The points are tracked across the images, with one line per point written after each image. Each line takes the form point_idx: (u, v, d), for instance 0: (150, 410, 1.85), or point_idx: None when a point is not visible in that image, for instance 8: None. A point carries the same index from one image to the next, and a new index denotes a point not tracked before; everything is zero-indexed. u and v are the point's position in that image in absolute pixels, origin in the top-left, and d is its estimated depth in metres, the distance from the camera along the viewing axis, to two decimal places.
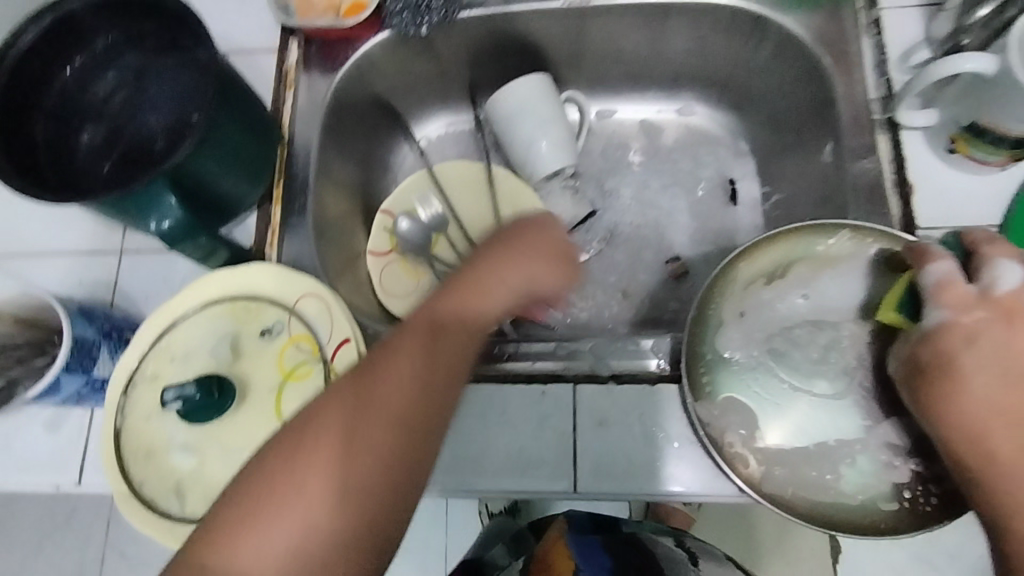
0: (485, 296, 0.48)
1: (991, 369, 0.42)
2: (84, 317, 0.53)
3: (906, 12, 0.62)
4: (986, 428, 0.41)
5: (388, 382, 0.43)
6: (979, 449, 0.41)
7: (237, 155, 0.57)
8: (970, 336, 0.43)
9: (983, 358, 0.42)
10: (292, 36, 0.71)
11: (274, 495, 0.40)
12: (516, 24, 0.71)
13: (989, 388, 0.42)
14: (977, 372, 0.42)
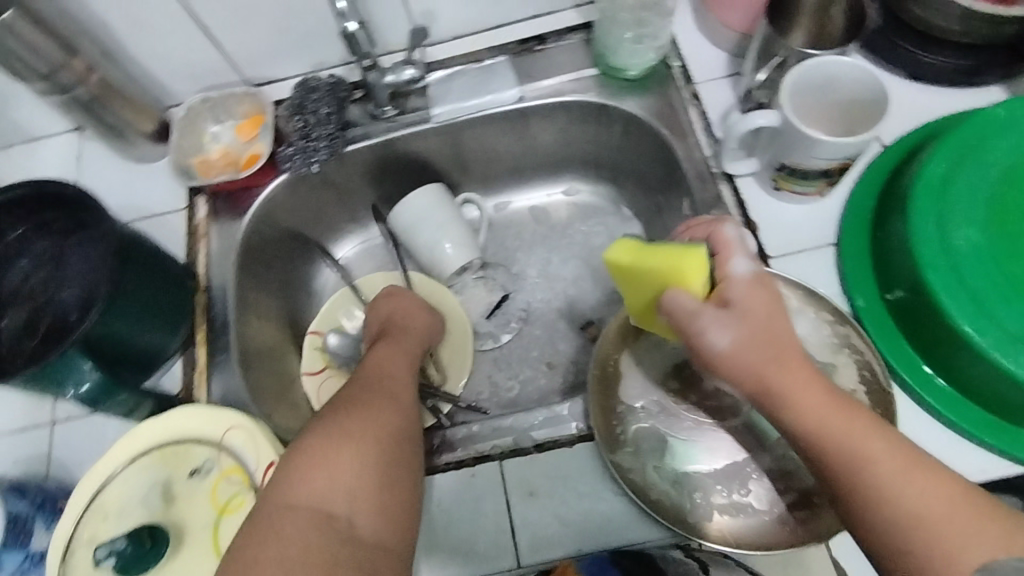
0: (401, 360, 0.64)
1: (766, 354, 0.43)
2: (17, 493, 0.55)
3: (719, 82, 0.73)
4: (790, 407, 0.43)
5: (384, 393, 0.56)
6: (800, 430, 0.43)
7: (147, 311, 0.62)
8: (733, 330, 0.44)
9: (752, 350, 0.44)
10: (198, 195, 0.78)
11: (338, 460, 0.48)
12: (399, 146, 0.80)
13: (776, 368, 0.43)
14: (757, 363, 0.43)
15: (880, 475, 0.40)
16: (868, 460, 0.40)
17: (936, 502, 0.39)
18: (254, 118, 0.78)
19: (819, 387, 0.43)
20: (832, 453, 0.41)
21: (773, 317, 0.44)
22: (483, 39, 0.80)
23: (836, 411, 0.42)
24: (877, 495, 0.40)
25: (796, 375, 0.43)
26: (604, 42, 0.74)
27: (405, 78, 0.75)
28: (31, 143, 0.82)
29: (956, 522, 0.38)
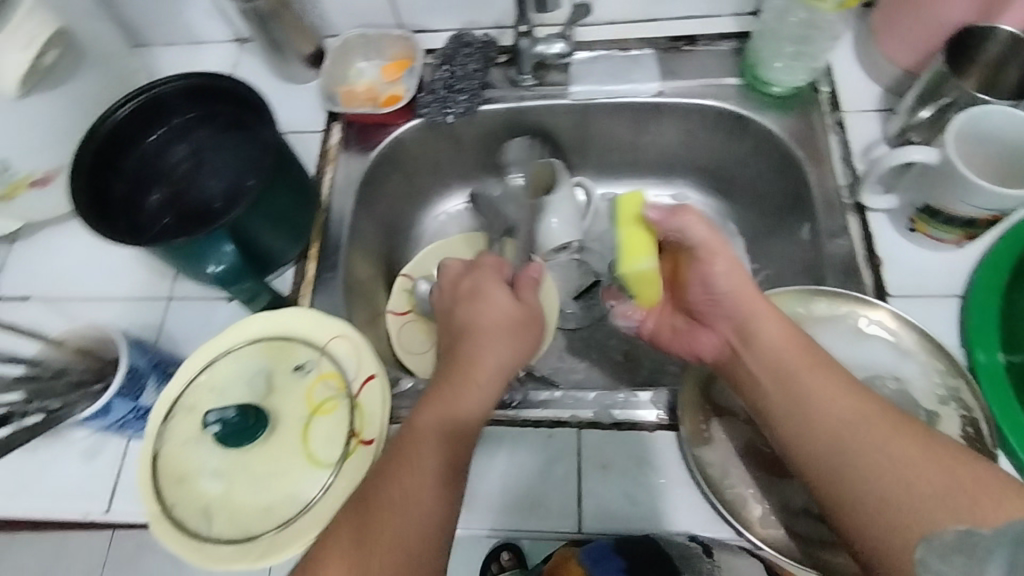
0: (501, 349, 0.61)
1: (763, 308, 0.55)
2: (139, 349, 0.59)
3: (866, 115, 0.72)
4: (804, 380, 0.51)
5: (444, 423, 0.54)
6: (769, 372, 0.53)
7: (284, 217, 0.65)
8: (729, 289, 0.56)
9: (754, 302, 0.55)
10: (335, 121, 0.81)
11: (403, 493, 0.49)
12: (531, 117, 0.82)
13: (770, 322, 0.54)
14: (755, 311, 0.55)
15: (870, 439, 0.46)
16: (877, 436, 0.46)
17: (917, 466, 0.44)
18: (400, 62, 0.81)
19: (825, 364, 0.51)
20: (846, 429, 0.47)
21: (749, 288, 0.56)
22: (634, 30, 0.81)
23: (841, 386, 0.50)
24: (853, 453, 0.46)
25: (797, 342, 0.53)
26: (757, 54, 0.75)
27: (554, 52, 0.76)
28: (194, 44, 0.87)
29: (921, 479, 0.43)
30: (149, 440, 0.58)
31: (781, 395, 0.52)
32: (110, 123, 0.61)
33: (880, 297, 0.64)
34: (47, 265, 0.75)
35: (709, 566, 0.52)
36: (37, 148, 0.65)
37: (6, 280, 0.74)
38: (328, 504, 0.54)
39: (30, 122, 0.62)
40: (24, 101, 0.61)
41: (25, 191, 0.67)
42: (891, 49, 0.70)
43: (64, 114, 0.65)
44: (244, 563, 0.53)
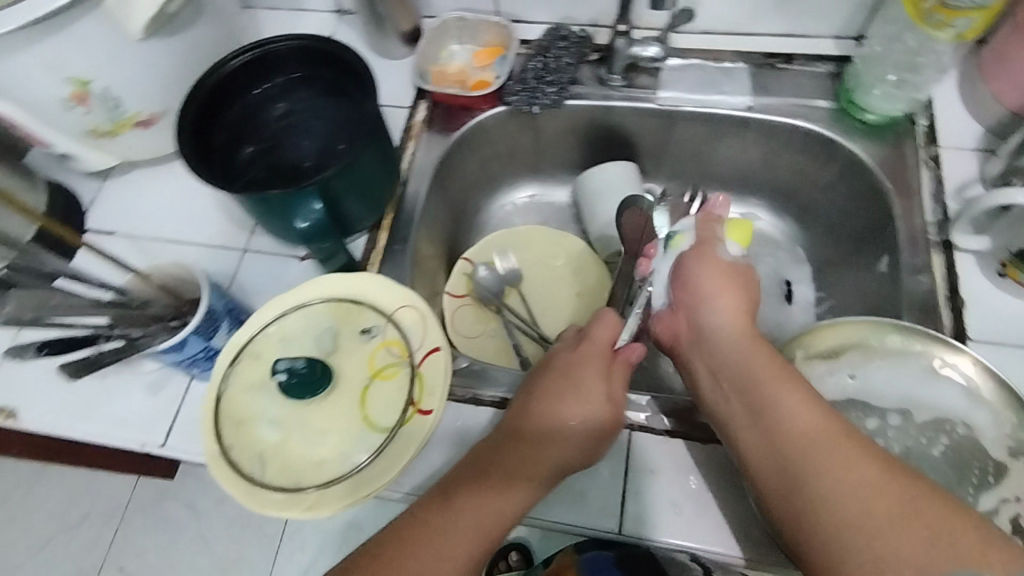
0: (578, 404, 0.53)
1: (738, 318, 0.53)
2: (217, 292, 0.61)
3: (965, 153, 0.70)
4: (780, 395, 0.45)
5: (486, 469, 0.51)
6: (733, 379, 0.49)
7: (368, 186, 0.67)
8: (726, 313, 0.53)
9: (733, 343, 0.51)
10: (422, 99, 0.83)
11: (438, 529, 0.49)
12: (614, 117, 0.82)
13: (733, 330, 0.52)
14: (715, 302, 0.54)
15: (821, 464, 0.41)
16: (827, 461, 0.40)
17: (880, 503, 0.38)
18: (492, 49, 0.83)
19: (791, 384, 0.46)
20: (799, 445, 0.42)
21: (739, 281, 0.56)
22: (731, 41, 0.80)
23: (810, 410, 0.44)
24: (800, 475, 0.41)
25: (770, 363, 0.48)
26: (856, 79, 0.73)
27: (648, 54, 0.76)
28: (296, 11, 0.90)
29: (899, 537, 0.36)
30: (216, 381, 0.60)
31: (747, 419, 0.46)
32: (219, 76, 0.64)
33: (960, 340, 0.61)
34: (134, 204, 0.78)
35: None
36: (146, 90, 0.68)
37: (96, 213, 0.78)
38: (378, 468, 0.55)
39: (145, 64, 0.65)
40: (143, 44, 0.64)
41: (129, 130, 0.71)
42: (1001, 89, 0.67)
43: (175, 62, 0.68)
44: (291, 513, 0.54)
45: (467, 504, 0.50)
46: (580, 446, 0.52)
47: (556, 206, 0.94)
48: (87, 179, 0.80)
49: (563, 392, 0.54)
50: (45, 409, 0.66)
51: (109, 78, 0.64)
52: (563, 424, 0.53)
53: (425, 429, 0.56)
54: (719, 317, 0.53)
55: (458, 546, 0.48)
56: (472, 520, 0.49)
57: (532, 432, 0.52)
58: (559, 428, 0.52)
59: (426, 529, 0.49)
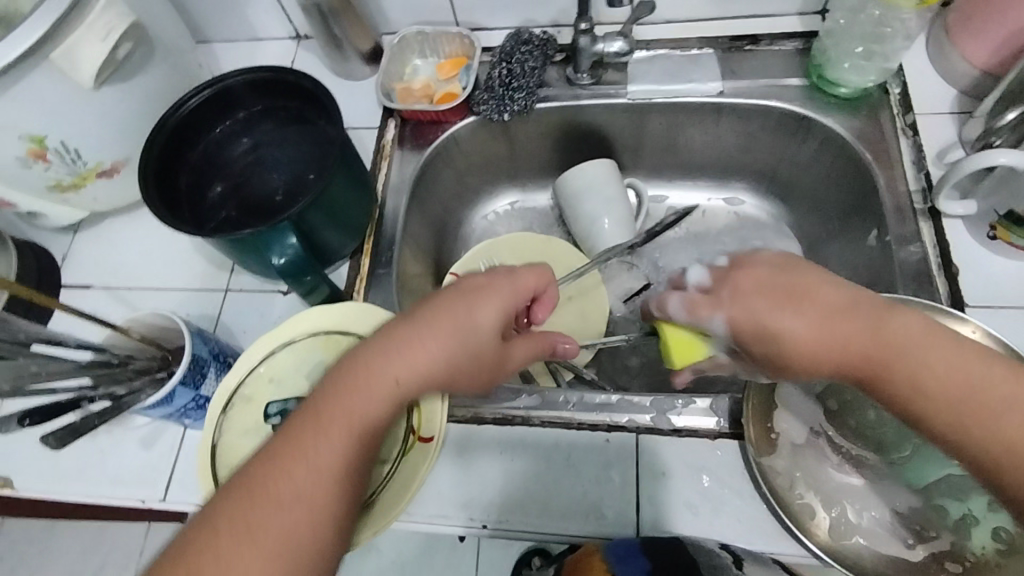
0: (466, 319, 0.46)
1: (768, 302, 0.46)
2: (200, 338, 0.59)
3: (941, 118, 0.69)
4: (824, 342, 0.44)
5: (358, 386, 0.44)
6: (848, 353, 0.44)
7: (343, 214, 0.65)
8: (801, 315, 0.45)
9: (764, 298, 0.46)
10: (391, 117, 0.81)
11: (301, 456, 0.42)
12: (586, 116, 0.82)
13: (807, 325, 0.44)
14: (804, 302, 0.45)
15: (933, 359, 0.42)
16: (940, 357, 0.42)
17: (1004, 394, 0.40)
18: (456, 60, 0.81)
19: (851, 312, 0.44)
20: (956, 388, 0.41)
21: (786, 276, 0.46)
22: (695, 29, 0.79)
23: (884, 323, 0.44)
24: (934, 384, 0.42)
25: (870, 307, 0.44)
26: (824, 54, 0.72)
27: (613, 50, 0.75)
28: (253, 40, 0.88)
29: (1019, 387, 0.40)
30: (209, 431, 0.58)
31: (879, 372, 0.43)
32: (178, 116, 0.62)
33: (957, 306, 0.61)
34: (108, 255, 0.76)
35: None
36: (107, 139, 0.66)
37: (69, 268, 0.76)
38: (388, 502, 0.55)
39: (102, 113, 0.64)
40: (97, 92, 0.62)
41: (93, 181, 0.69)
42: (969, 50, 0.67)
43: (133, 106, 0.66)
44: None
45: (329, 430, 0.43)
46: (465, 364, 0.47)
47: (538, 210, 0.94)
48: (57, 234, 0.78)
49: (442, 309, 0.47)
50: (36, 476, 0.64)
51: (66, 131, 0.62)
52: (457, 341, 0.46)
53: (430, 456, 0.57)
54: (798, 326, 0.44)
55: (314, 471, 0.42)
56: (342, 440, 0.43)
57: (407, 350, 0.45)
58: (449, 342, 0.46)
59: (287, 453, 0.42)
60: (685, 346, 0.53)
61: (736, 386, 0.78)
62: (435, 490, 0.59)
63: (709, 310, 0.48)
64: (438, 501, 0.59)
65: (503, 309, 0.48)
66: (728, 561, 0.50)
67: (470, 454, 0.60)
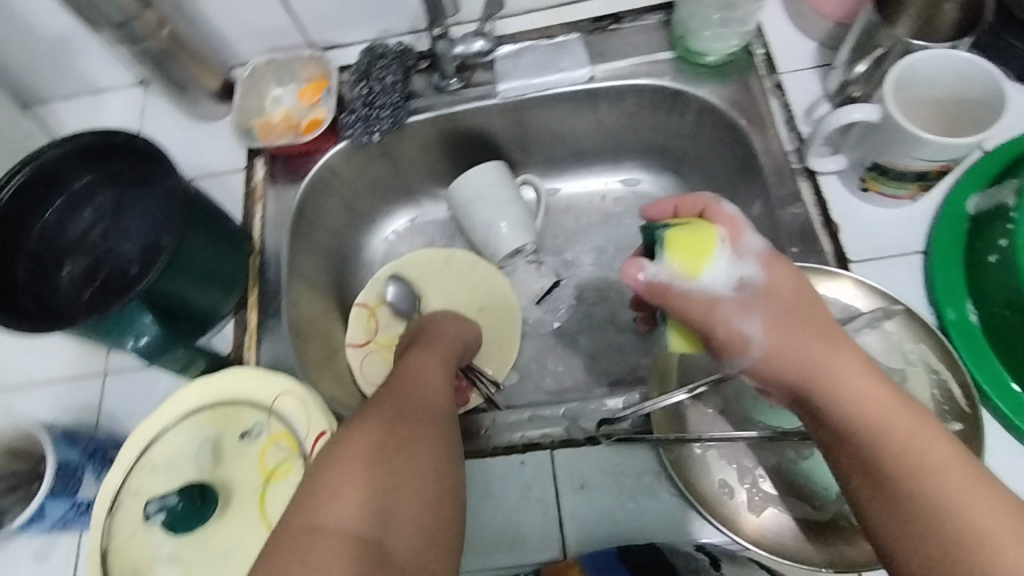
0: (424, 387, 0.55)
1: (802, 335, 0.44)
2: (68, 440, 0.55)
3: (805, 73, 0.69)
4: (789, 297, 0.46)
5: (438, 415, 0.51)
6: (791, 380, 0.44)
7: (209, 272, 0.61)
8: (761, 312, 0.45)
9: (793, 334, 0.44)
10: (257, 155, 0.76)
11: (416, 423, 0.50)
12: (462, 121, 0.78)
13: None
14: (836, 370, 0.43)
15: (930, 470, 0.39)
16: (907, 439, 0.40)
17: (891, 417, 0.40)
18: (317, 83, 0.76)
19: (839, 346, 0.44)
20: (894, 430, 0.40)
21: (811, 307, 0.45)
22: (556, 15, 0.77)
23: (931, 439, 0.40)
24: (917, 502, 0.38)
25: (882, 391, 0.42)
26: (684, 24, 0.71)
27: (474, 51, 0.73)
28: (94, 94, 0.82)
29: (911, 437, 0.40)
30: (96, 536, 0.54)
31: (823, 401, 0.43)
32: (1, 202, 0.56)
33: (843, 263, 0.61)
34: None
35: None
36: None
37: None
38: None
39: None
40: None
41: None
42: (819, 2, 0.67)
43: None
44: None
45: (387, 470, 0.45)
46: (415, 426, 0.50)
47: (437, 222, 0.90)
48: None
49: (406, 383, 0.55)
50: None
51: None
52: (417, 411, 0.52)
53: None
54: (756, 333, 0.45)
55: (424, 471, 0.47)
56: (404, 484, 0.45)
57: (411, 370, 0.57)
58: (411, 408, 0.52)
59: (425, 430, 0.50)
60: (691, 241, 0.45)
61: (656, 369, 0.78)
62: None
63: (743, 315, 0.45)
64: None
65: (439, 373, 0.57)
66: (705, 565, 0.49)
67: None
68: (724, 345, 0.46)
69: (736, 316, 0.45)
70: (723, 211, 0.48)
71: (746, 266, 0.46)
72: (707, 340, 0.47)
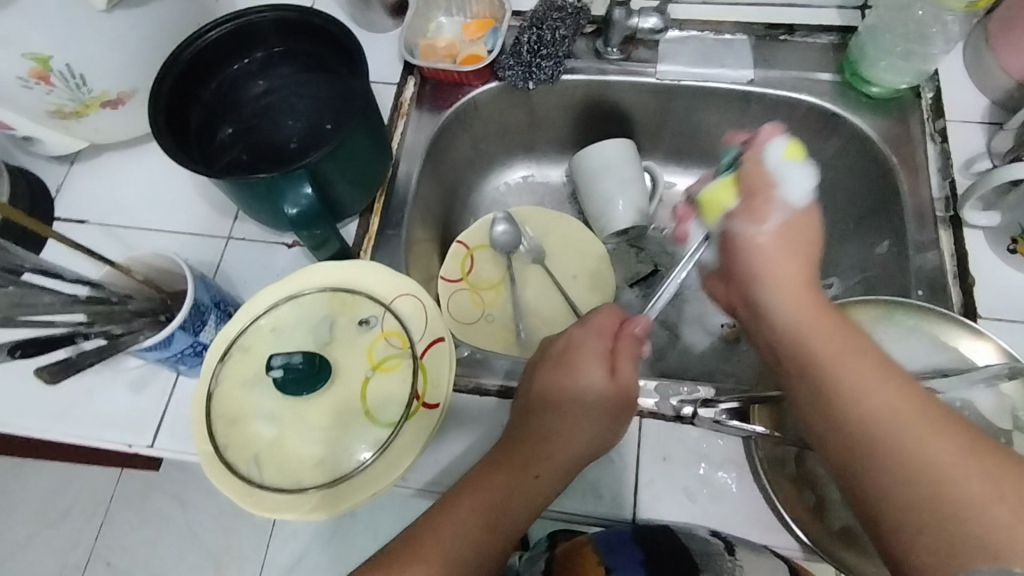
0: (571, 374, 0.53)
1: (791, 259, 0.47)
2: (203, 284, 0.58)
3: (971, 127, 0.69)
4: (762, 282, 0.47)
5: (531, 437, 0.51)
6: (789, 326, 0.44)
7: (360, 170, 0.62)
8: (768, 216, 0.47)
9: (783, 259, 0.46)
10: (411, 74, 0.79)
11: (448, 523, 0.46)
12: (610, 91, 0.79)
13: None
14: (776, 278, 0.46)
15: (911, 442, 0.37)
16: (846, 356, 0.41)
17: (892, 412, 0.38)
18: (484, 22, 0.79)
19: (859, 344, 0.41)
20: (882, 434, 0.38)
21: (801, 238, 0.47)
22: (730, 13, 0.78)
23: (941, 437, 0.37)
24: (857, 420, 0.39)
25: (813, 309, 0.44)
26: (861, 50, 0.71)
27: (647, 26, 0.74)
28: None
29: (925, 440, 0.37)
30: (206, 379, 0.56)
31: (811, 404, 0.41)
32: (192, 51, 0.59)
33: (970, 318, 0.61)
34: (106, 191, 0.73)
35: (730, 564, 0.47)
36: (117, 67, 0.62)
37: (62, 201, 0.73)
38: (384, 465, 0.52)
39: (111, 39, 0.60)
40: (107, 15, 0.58)
41: (97, 111, 0.65)
42: (1008, 59, 0.66)
43: (147, 35, 0.62)
44: (294, 515, 0.52)
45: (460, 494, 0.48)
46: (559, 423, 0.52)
47: (549, 186, 0.92)
48: (52, 165, 0.75)
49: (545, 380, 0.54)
50: (20, 413, 0.62)
51: (74, 52, 0.58)
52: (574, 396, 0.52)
53: (432, 421, 0.54)
54: (759, 235, 0.47)
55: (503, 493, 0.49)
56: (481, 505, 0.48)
57: (572, 407, 0.52)
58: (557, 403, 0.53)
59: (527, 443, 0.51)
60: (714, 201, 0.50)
61: (734, 379, 0.77)
62: (430, 457, 0.58)
63: (765, 208, 0.48)
64: (432, 472, 0.58)
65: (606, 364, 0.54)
66: (720, 548, 0.49)
67: (470, 425, 0.60)
68: (746, 207, 0.48)
69: (745, 219, 0.48)
70: (756, 176, 0.49)
71: (792, 172, 0.49)
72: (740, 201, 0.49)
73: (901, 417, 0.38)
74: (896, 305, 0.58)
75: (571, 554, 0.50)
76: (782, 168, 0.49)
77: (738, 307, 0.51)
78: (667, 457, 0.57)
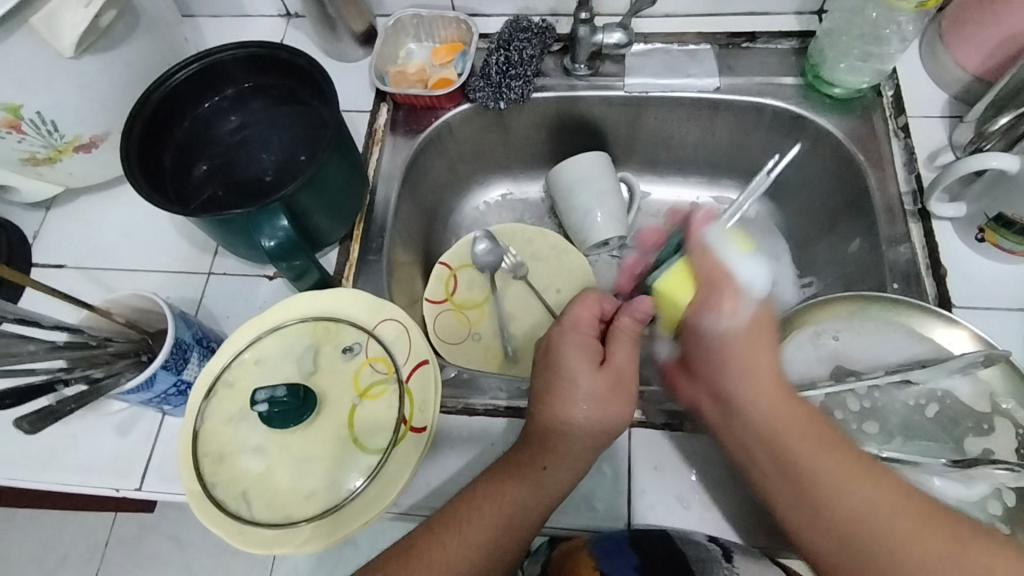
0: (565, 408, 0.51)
1: (757, 347, 0.49)
2: (184, 322, 0.58)
3: (933, 121, 0.71)
4: (740, 369, 0.49)
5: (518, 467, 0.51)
6: (745, 432, 0.49)
7: (336, 199, 0.63)
8: (729, 316, 0.50)
9: (755, 348, 0.49)
10: (383, 101, 0.80)
11: (481, 516, 0.49)
12: (580, 106, 0.81)
13: None
14: (745, 372, 0.49)
15: (897, 540, 0.42)
16: (818, 464, 0.45)
17: (886, 509, 0.43)
18: (452, 46, 0.80)
19: (832, 449, 0.46)
20: (869, 527, 0.43)
21: (765, 329, 0.50)
22: (692, 25, 0.80)
23: (929, 534, 0.42)
24: (855, 531, 0.44)
25: (788, 409, 0.48)
26: (821, 54, 0.73)
27: (612, 42, 0.75)
28: (240, 17, 0.86)
29: (916, 540, 0.42)
30: (191, 417, 0.56)
31: (799, 504, 0.46)
32: (163, 91, 0.60)
33: (946, 307, 0.62)
34: (83, 234, 0.73)
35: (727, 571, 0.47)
36: (87, 112, 0.62)
37: (40, 247, 0.73)
38: (375, 493, 0.52)
39: (80, 84, 0.60)
40: (75, 61, 0.58)
41: (71, 155, 0.65)
42: (961, 54, 0.68)
43: (115, 78, 0.63)
44: (287, 549, 0.51)
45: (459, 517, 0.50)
46: (548, 457, 0.51)
47: (528, 203, 0.93)
48: (28, 211, 0.75)
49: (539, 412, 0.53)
50: (4, 463, 0.61)
51: (42, 100, 0.58)
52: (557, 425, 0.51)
53: (422, 445, 0.54)
54: (723, 329, 0.50)
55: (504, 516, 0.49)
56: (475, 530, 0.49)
57: (561, 438, 0.51)
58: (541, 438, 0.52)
59: (513, 474, 0.51)
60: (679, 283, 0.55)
61: None
62: (421, 480, 0.58)
63: (732, 302, 0.50)
64: (425, 495, 0.57)
65: (598, 397, 0.52)
66: (716, 555, 0.49)
67: (461, 445, 0.59)
68: (717, 305, 0.50)
69: (710, 312, 0.51)
70: (708, 263, 0.52)
71: (751, 276, 0.52)
72: (702, 290, 0.52)
73: (887, 523, 0.43)
74: (873, 298, 0.59)
75: (566, 558, 0.51)
76: (740, 262, 0.52)
77: (703, 402, 0.53)
78: (658, 466, 0.57)
